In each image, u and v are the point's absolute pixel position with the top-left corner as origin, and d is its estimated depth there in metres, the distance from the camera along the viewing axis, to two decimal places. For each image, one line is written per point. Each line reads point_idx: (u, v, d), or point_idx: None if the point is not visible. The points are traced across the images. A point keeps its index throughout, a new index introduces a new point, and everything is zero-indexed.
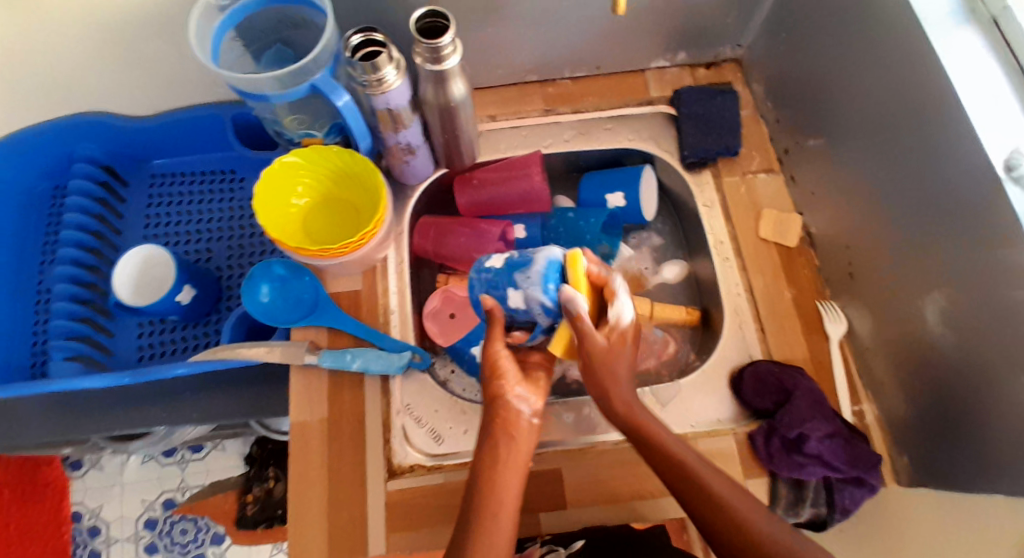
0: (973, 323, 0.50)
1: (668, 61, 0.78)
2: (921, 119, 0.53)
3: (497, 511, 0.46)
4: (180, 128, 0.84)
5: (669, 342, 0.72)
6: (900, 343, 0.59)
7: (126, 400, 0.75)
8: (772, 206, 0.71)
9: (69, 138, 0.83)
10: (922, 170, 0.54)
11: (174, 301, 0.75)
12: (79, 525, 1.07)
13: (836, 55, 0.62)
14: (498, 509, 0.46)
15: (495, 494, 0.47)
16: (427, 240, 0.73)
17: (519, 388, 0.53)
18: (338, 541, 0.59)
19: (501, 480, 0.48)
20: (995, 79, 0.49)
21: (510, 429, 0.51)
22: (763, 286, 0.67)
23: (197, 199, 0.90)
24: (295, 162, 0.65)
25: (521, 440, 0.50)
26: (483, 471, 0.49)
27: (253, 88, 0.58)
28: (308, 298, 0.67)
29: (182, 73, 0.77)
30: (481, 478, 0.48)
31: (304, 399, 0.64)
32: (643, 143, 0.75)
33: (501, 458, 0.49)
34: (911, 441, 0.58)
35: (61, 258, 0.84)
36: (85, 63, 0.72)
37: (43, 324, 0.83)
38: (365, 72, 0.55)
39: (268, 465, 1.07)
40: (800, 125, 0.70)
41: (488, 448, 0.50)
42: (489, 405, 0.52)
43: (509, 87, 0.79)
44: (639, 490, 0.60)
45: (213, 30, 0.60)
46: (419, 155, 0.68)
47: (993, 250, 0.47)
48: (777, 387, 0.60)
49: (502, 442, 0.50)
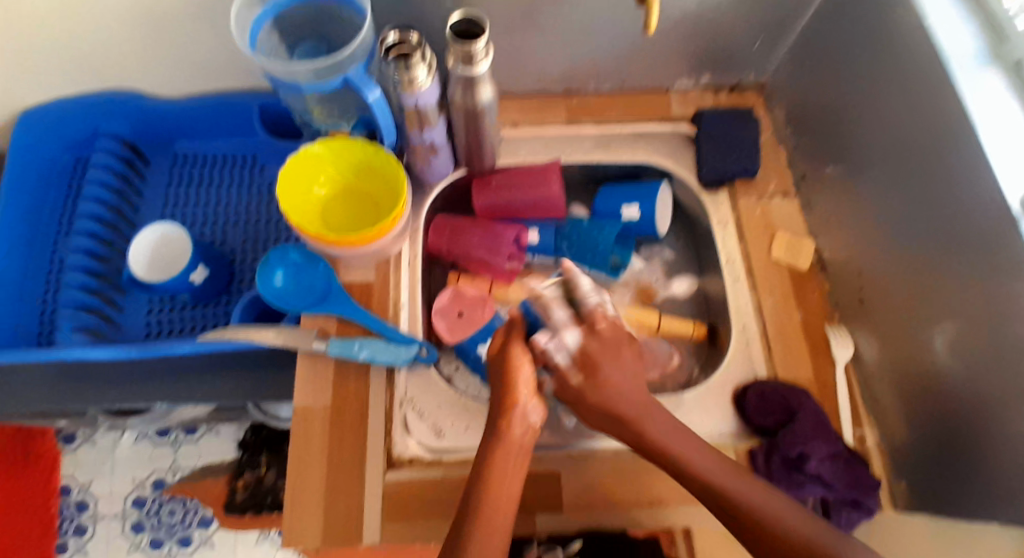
0: (982, 354, 0.50)
1: (692, 82, 0.79)
2: (942, 153, 0.54)
3: (497, 517, 0.48)
4: (207, 112, 0.85)
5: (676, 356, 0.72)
6: (906, 372, 0.59)
7: (131, 374, 0.75)
8: (786, 228, 0.72)
9: (98, 113, 0.84)
10: (939, 201, 0.54)
11: (187, 279, 0.76)
12: (67, 499, 1.06)
13: (859, 85, 0.63)
14: (498, 516, 0.48)
15: (500, 504, 0.49)
16: (441, 238, 0.74)
17: (533, 402, 0.54)
18: (332, 529, 0.59)
19: (507, 483, 0.50)
20: (1016, 118, 0.49)
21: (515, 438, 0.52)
22: (772, 306, 0.67)
23: (216, 183, 0.91)
24: (319, 152, 0.66)
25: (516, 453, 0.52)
26: (488, 476, 0.50)
27: (288, 78, 0.59)
28: (320, 286, 0.67)
29: (214, 58, 0.78)
30: (484, 482, 0.49)
31: (309, 384, 0.64)
32: (662, 159, 0.76)
33: (504, 468, 0.51)
34: (911, 470, 0.58)
35: (78, 229, 0.85)
36: (121, 40, 0.73)
37: (54, 293, 0.84)
38: (399, 70, 0.56)
39: (260, 453, 1.07)
40: (818, 151, 0.71)
41: (499, 453, 0.51)
42: (499, 409, 0.53)
43: (533, 95, 0.80)
44: (637, 499, 0.59)
45: (253, 20, 0.62)
46: (442, 154, 0.69)
47: (1006, 282, 0.48)
48: (781, 407, 0.60)
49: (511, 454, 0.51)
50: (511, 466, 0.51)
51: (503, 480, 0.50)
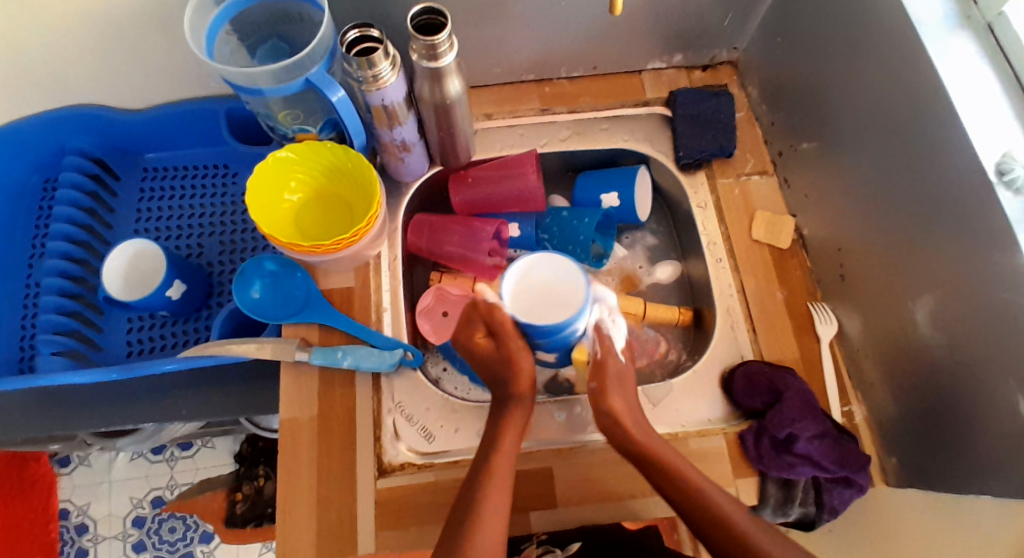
0: (963, 324, 0.50)
1: (664, 63, 0.78)
2: (916, 124, 0.53)
3: (500, 497, 0.48)
4: (174, 122, 0.84)
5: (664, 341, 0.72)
6: (891, 346, 0.59)
7: (115, 396, 0.74)
8: (766, 207, 0.71)
9: (61, 130, 0.82)
10: (915, 173, 0.54)
11: (164, 296, 0.75)
12: (66, 523, 1.06)
13: (831, 58, 0.62)
14: (501, 495, 0.48)
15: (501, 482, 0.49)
16: (421, 238, 0.73)
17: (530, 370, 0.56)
18: (327, 539, 0.58)
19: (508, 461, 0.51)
20: (987, 84, 0.49)
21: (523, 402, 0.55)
22: (755, 287, 0.67)
23: (189, 195, 0.89)
24: (288, 158, 0.64)
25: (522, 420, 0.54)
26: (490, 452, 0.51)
27: (248, 81, 0.57)
28: (299, 294, 0.67)
29: (175, 67, 0.76)
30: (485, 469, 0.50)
31: (294, 396, 0.63)
32: (638, 144, 0.75)
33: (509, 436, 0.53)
34: (900, 444, 0.58)
35: (50, 251, 0.83)
36: (77, 56, 0.71)
37: (31, 318, 0.82)
38: (361, 68, 0.55)
39: (258, 463, 1.06)
40: (794, 128, 0.71)
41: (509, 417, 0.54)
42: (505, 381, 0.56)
43: (504, 86, 0.78)
44: (630, 489, 0.59)
45: (209, 23, 0.60)
46: (414, 152, 0.68)
47: (983, 252, 0.47)
48: (768, 388, 0.60)
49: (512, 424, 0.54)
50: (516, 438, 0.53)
51: (504, 453, 0.51)
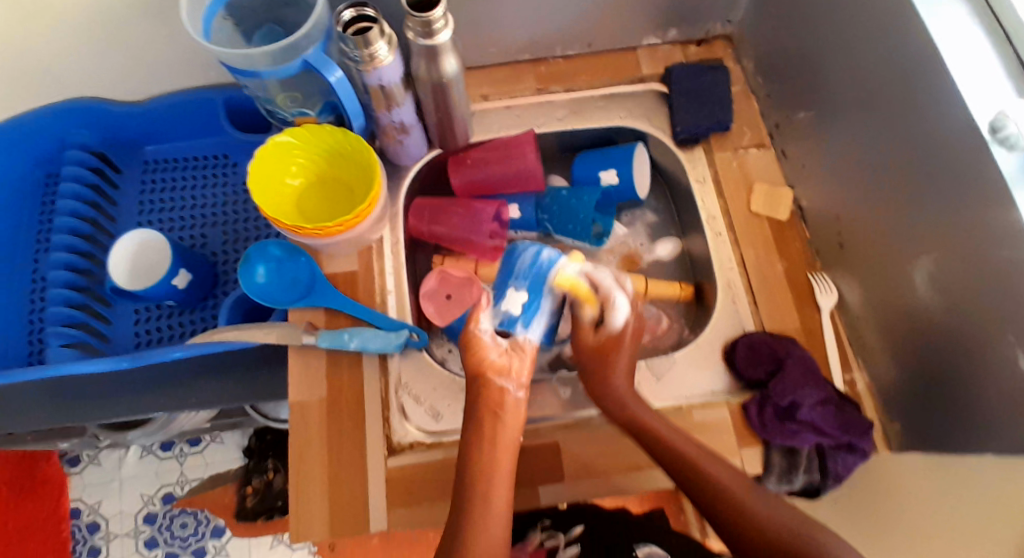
0: (960, 282, 0.51)
1: (659, 39, 0.78)
2: (910, 88, 0.53)
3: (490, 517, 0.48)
4: (172, 114, 0.84)
5: (659, 327, 0.72)
6: (890, 310, 0.60)
7: (123, 386, 0.75)
8: (764, 180, 0.72)
9: (59, 125, 0.83)
10: (911, 133, 0.54)
11: (170, 285, 0.76)
12: (78, 522, 1.06)
13: (822, 26, 0.63)
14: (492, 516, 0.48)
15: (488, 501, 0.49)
16: (422, 221, 0.73)
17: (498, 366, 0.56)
18: (339, 517, 0.59)
19: (497, 479, 0.51)
20: (979, 45, 0.49)
21: (492, 407, 0.54)
22: (755, 259, 0.68)
23: (190, 187, 0.90)
24: (288, 142, 0.65)
25: (508, 417, 0.54)
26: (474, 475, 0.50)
27: (245, 64, 0.58)
28: (304, 279, 0.67)
29: (173, 57, 0.77)
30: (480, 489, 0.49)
31: (302, 378, 0.64)
32: (634, 121, 0.76)
33: (488, 435, 0.52)
34: (902, 406, 0.59)
35: (55, 245, 0.84)
36: (74, 48, 0.72)
37: (39, 313, 0.83)
38: (357, 47, 0.55)
39: (267, 457, 1.08)
40: (789, 99, 0.71)
41: (476, 430, 0.53)
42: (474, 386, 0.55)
43: (500, 67, 0.79)
44: (636, 460, 0.60)
45: (205, 7, 0.60)
46: (413, 134, 0.69)
47: (979, 210, 0.48)
48: (770, 357, 0.61)
49: (485, 425, 0.53)
50: (501, 434, 0.53)
51: (493, 472, 0.51)
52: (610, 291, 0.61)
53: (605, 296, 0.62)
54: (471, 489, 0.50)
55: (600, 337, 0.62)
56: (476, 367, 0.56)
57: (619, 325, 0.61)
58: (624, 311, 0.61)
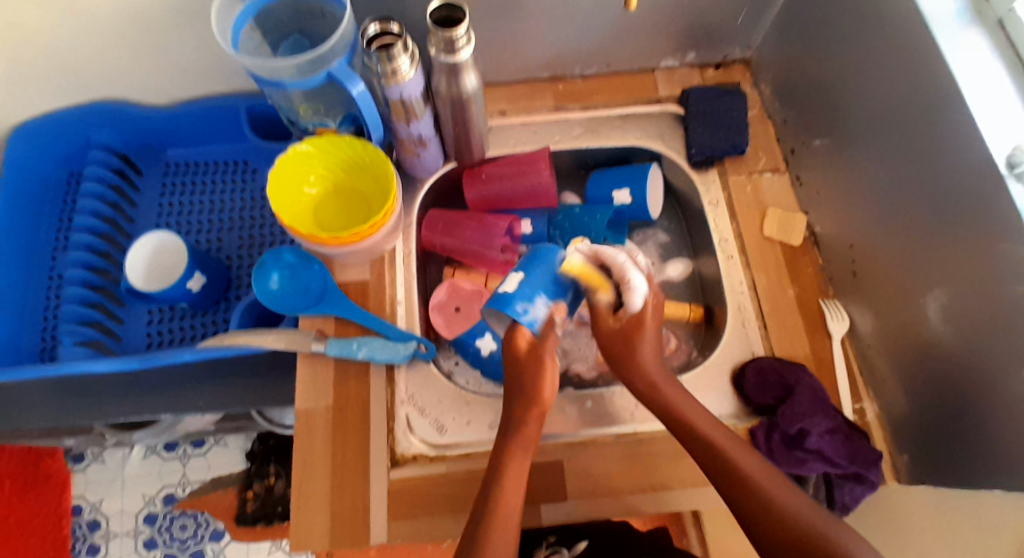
0: (974, 314, 0.51)
1: (677, 61, 0.79)
2: (927, 119, 0.54)
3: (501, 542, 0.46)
4: (195, 119, 0.86)
5: (671, 344, 0.71)
6: (902, 340, 0.59)
7: (132, 386, 0.76)
8: (777, 204, 0.72)
9: (86, 126, 0.85)
10: (928, 163, 0.54)
11: (184, 288, 0.77)
12: (79, 519, 1.07)
13: (841, 55, 0.63)
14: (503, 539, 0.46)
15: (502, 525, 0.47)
16: (435, 233, 0.74)
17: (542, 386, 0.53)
18: (340, 528, 0.59)
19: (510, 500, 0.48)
20: (998, 79, 0.49)
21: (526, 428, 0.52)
22: (766, 283, 0.68)
23: (208, 191, 0.91)
24: (308, 151, 0.66)
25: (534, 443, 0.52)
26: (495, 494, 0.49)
27: (270, 74, 0.59)
28: (316, 287, 0.68)
29: (199, 64, 0.78)
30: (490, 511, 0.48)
31: (310, 385, 0.64)
32: (650, 142, 0.76)
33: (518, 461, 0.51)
34: (912, 439, 0.59)
35: (74, 243, 0.86)
36: (102, 51, 0.74)
37: (54, 309, 0.85)
38: (381, 62, 0.56)
39: (269, 462, 1.08)
40: (805, 125, 0.71)
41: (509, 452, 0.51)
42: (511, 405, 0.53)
43: (519, 85, 0.80)
44: (639, 484, 0.60)
45: (234, 18, 0.61)
46: (430, 148, 0.69)
47: (995, 243, 0.48)
48: (778, 383, 0.61)
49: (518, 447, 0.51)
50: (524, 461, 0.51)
51: (511, 492, 0.49)
52: (621, 269, 0.55)
53: (619, 275, 0.56)
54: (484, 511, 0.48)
55: (622, 322, 0.55)
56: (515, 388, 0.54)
57: (638, 306, 0.54)
58: (641, 289, 0.54)
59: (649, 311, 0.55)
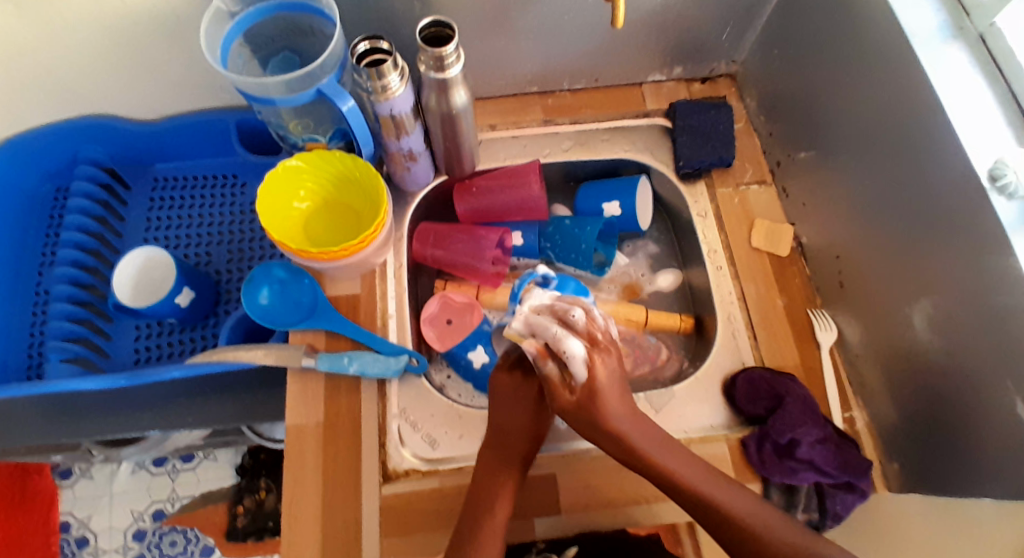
0: (960, 324, 0.51)
1: (664, 76, 0.80)
2: (911, 133, 0.54)
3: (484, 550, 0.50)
4: (184, 133, 0.86)
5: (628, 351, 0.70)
6: (890, 350, 0.60)
7: (120, 403, 0.75)
8: (765, 216, 0.73)
9: (72, 141, 0.84)
10: (910, 176, 0.55)
11: (173, 303, 0.76)
12: (67, 536, 1.05)
13: (825, 69, 0.64)
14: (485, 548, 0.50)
15: (484, 537, 0.51)
16: (426, 245, 0.74)
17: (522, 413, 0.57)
18: (331, 545, 0.59)
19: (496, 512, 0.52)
20: (979, 94, 0.50)
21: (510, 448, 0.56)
22: (755, 293, 0.68)
23: (197, 205, 0.91)
24: (296, 166, 0.66)
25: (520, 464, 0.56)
26: (480, 512, 0.52)
27: (260, 91, 0.59)
28: (306, 301, 0.67)
29: (188, 79, 0.78)
30: (472, 528, 0.51)
31: (301, 401, 0.64)
32: (639, 155, 0.77)
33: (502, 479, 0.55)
34: (902, 449, 0.59)
35: (61, 259, 0.85)
36: (89, 66, 0.73)
37: (41, 325, 0.84)
38: (371, 79, 0.57)
39: (259, 476, 1.07)
40: (791, 138, 0.72)
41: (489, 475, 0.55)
42: (498, 431, 0.57)
43: (508, 98, 0.80)
44: (632, 495, 0.60)
45: (223, 35, 0.61)
46: (420, 162, 0.70)
47: (980, 254, 0.48)
48: (768, 393, 0.61)
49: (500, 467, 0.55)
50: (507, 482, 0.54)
51: (496, 507, 0.53)
52: (561, 340, 0.51)
53: (556, 342, 0.51)
54: (469, 524, 0.52)
55: (577, 395, 0.51)
56: (500, 418, 0.58)
57: (584, 373, 0.51)
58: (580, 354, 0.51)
59: (598, 371, 0.51)
